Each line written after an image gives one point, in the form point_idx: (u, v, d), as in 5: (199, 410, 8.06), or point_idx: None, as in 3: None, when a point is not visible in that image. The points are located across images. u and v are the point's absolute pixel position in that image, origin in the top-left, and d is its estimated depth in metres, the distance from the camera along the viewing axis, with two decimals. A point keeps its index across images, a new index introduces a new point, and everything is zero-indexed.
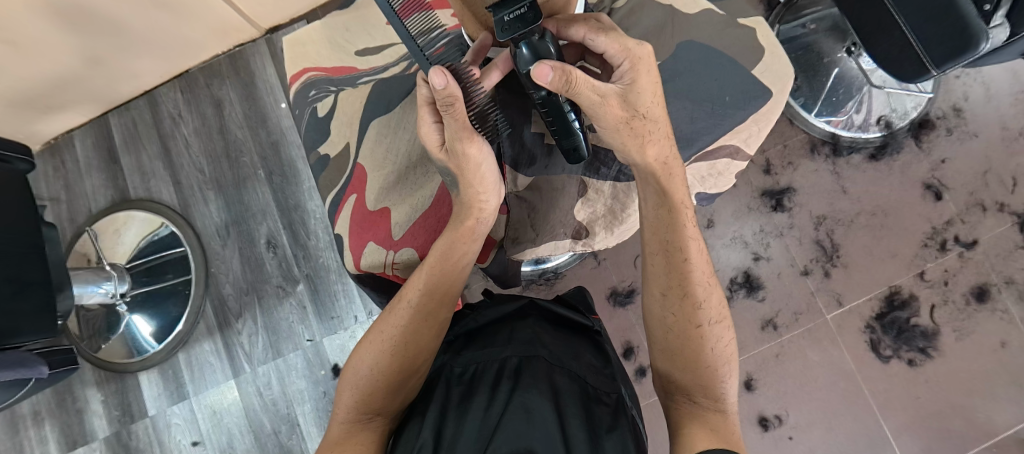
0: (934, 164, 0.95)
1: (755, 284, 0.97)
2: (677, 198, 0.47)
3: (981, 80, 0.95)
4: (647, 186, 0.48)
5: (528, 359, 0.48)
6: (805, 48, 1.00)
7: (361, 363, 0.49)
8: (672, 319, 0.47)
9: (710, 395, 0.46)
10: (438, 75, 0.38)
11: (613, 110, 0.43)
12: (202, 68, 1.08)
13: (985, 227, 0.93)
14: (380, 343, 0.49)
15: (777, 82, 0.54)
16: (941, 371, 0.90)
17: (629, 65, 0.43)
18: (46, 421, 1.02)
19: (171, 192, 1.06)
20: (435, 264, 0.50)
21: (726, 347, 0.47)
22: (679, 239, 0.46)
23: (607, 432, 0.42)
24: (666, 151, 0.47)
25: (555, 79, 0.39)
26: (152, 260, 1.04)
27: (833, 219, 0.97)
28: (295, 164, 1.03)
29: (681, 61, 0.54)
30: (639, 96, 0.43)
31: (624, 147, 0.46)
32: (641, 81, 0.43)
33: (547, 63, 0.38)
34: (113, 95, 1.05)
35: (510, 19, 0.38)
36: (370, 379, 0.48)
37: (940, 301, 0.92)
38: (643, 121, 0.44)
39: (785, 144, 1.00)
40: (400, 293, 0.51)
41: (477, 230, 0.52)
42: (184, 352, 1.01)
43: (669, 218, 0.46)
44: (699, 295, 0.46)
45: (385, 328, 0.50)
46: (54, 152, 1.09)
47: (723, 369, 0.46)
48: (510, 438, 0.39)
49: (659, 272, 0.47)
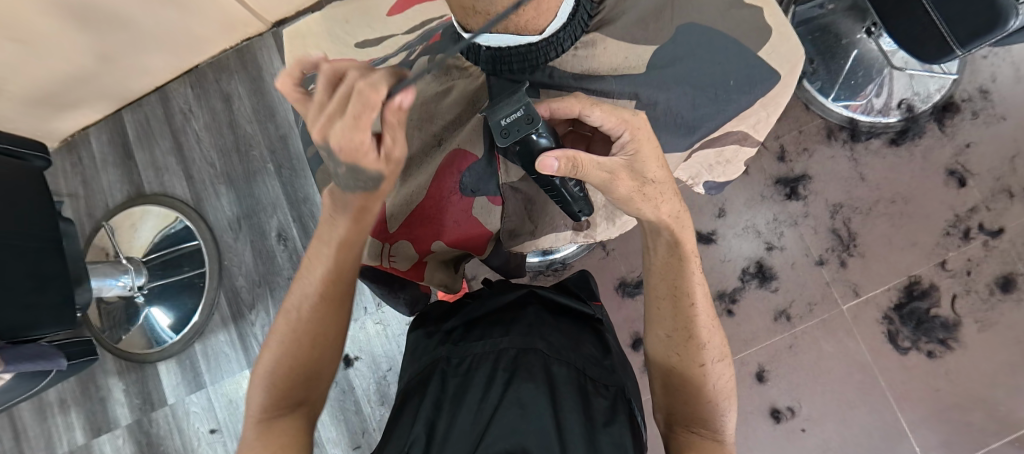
0: (957, 149, 0.92)
1: (769, 274, 0.95)
2: (688, 248, 0.46)
3: (1010, 60, 0.91)
4: (658, 237, 0.46)
5: (525, 350, 0.47)
6: (822, 29, 0.96)
7: (269, 352, 0.43)
8: (675, 359, 0.46)
9: (709, 427, 0.46)
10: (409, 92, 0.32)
11: (622, 183, 0.41)
12: (210, 63, 1.08)
13: (1011, 214, 0.89)
14: (288, 333, 0.43)
15: (784, 65, 0.50)
16: (962, 362, 0.87)
17: (629, 136, 0.41)
18: (72, 409, 1.06)
19: (184, 187, 1.08)
20: (344, 256, 0.42)
21: (726, 383, 0.47)
22: (687, 284, 0.45)
23: (603, 427, 0.42)
24: (676, 206, 0.45)
25: (562, 166, 0.39)
26: (168, 253, 1.06)
27: (850, 207, 0.94)
28: (303, 158, 1.03)
29: (682, 45, 0.48)
30: (643, 164, 0.42)
31: (638, 210, 0.43)
32: (643, 150, 0.42)
33: (552, 154, 0.38)
34: (125, 92, 1.06)
35: (504, 125, 0.39)
36: (282, 372, 0.43)
37: (962, 291, 0.89)
38: (654, 185, 0.42)
39: (801, 130, 0.97)
40: (303, 280, 0.43)
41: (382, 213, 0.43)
42: (201, 342, 1.04)
43: (678, 266, 0.45)
44: (704, 337, 0.46)
45: (294, 313, 0.43)
46: (70, 149, 1.11)
47: (723, 403, 0.47)
48: (503, 436, 0.39)
49: (664, 314, 0.46)
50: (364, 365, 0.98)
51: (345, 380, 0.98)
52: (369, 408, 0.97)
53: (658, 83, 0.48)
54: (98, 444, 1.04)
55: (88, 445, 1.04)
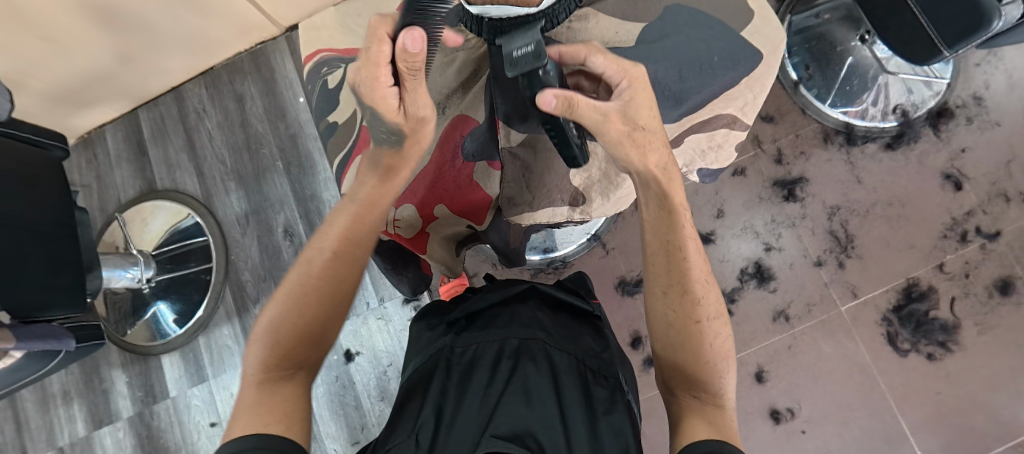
0: (953, 153, 0.93)
1: (767, 275, 0.96)
2: (678, 203, 0.45)
3: (1003, 68, 0.93)
4: (648, 191, 0.46)
5: (527, 341, 0.49)
6: (817, 37, 0.99)
7: (276, 305, 0.44)
8: (673, 315, 0.45)
9: (708, 391, 0.45)
10: (416, 44, 0.35)
11: (614, 126, 0.42)
12: (225, 65, 1.12)
13: (1008, 218, 0.90)
14: (297, 290, 0.44)
15: (768, 44, 0.51)
16: (962, 366, 0.87)
17: (626, 84, 0.43)
18: (74, 400, 1.07)
19: (194, 183, 1.11)
20: (368, 208, 0.46)
21: (723, 343, 0.46)
22: (678, 238, 0.45)
23: (605, 414, 0.43)
24: (665, 157, 0.45)
25: (559, 106, 0.40)
26: (177, 248, 1.08)
27: (847, 209, 0.95)
28: (312, 156, 1.06)
29: (669, 22, 0.53)
30: (637, 109, 0.42)
31: (626, 158, 0.44)
32: (638, 98, 0.43)
33: (552, 92, 0.40)
34: (141, 91, 1.10)
35: (517, 56, 0.42)
36: (291, 325, 0.43)
37: (960, 294, 0.89)
38: (643, 132, 0.43)
39: (798, 134, 0.99)
40: (325, 229, 0.45)
41: (403, 175, 0.48)
42: (204, 335, 1.05)
43: (668, 219, 0.45)
44: (699, 292, 0.45)
45: (303, 273, 0.44)
46: (87, 145, 1.15)
47: (721, 364, 0.45)
48: (509, 419, 0.40)
49: (659, 271, 0.46)
50: (364, 361, 0.99)
51: (345, 375, 0.99)
52: (369, 404, 0.97)
53: (648, 55, 0.51)
54: (99, 436, 1.05)
55: (89, 437, 1.05)
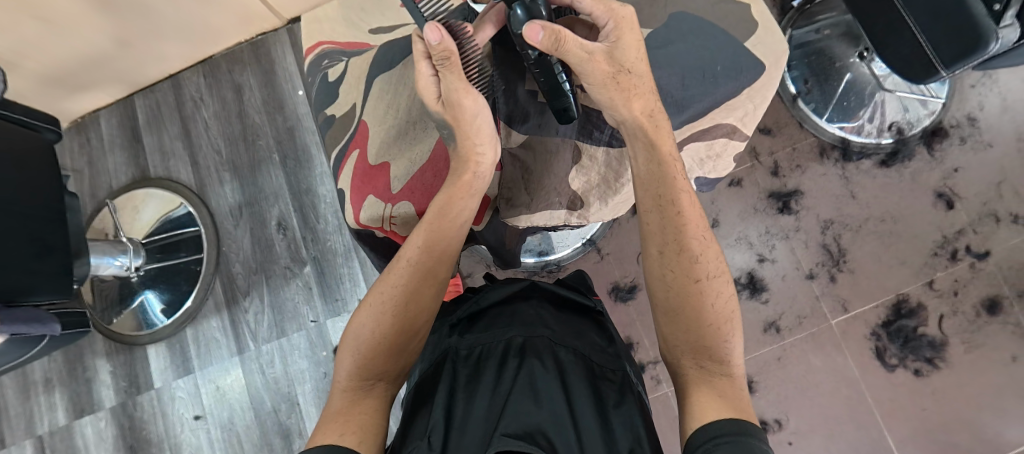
0: (946, 172, 0.94)
1: (759, 286, 0.96)
2: (667, 150, 0.46)
3: (998, 90, 0.94)
4: (636, 142, 0.47)
5: (531, 338, 0.49)
6: (817, 52, 0.99)
7: (362, 320, 0.47)
8: (671, 275, 0.45)
9: (713, 358, 0.43)
10: (433, 31, 0.41)
11: (599, 67, 0.45)
12: (224, 54, 1.11)
13: (998, 238, 0.91)
14: (379, 305, 0.47)
15: (769, 55, 0.53)
16: (949, 383, 0.88)
17: (613, 25, 0.45)
18: (56, 388, 1.05)
19: (188, 172, 1.10)
20: (445, 225, 0.49)
21: (726, 303, 0.44)
22: (672, 192, 0.45)
23: (614, 408, 0.43)
24: (652, 104, 0.47)
25: (547, 39, 0.42)
26: (168, 237, 1.07)
27: (840, 224, 0.96)
28: (309, 149, 1.06)
29: (674, 29, 0.53)
30: (624, 52, 0.45)
31: (611, 102, 0.46)
32: (625, 39, 0.45)
33: (538, 24, 0.42)
34: (139, 77, 1.09)
35: None
36: (375, 339, 0.46)
37: (949, 311, 0.90)
38: (628, 76, 0.46)
39: (794, 147, 0.99)
40: (407, 248, 0.49)
41: (474, 185, 0.50)
42: (192, 326, 1.04)
43: (660, 171, 0.45)
44: (696, 249, 0.44)
45: (385, 287, 0.48)
46: (80, 130, 1.13)
47: (726, 327, 0.44)
48: (519, 417, 0.41)
49: (654, 230, 0.46)
50: None
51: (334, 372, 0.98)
52: None
53: (652, 60, 0.51)
54: (80, 426, 1.03)
55: (69, 426, 1.03)
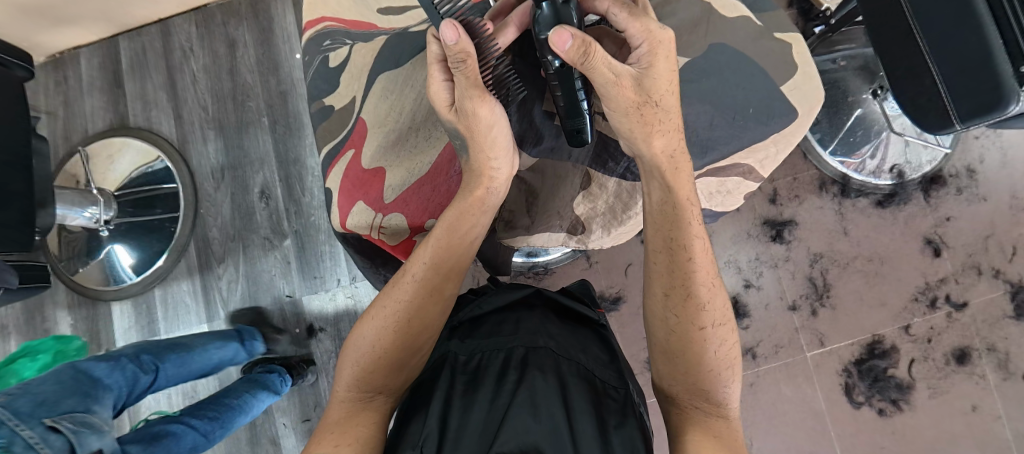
0: (937, 220, 0.95)
1: (742, 311, 0.97)
2: (683, 194, 0.44)
3: (1001, 144, 0.94)
4: (652, 180, 0.45)
5: (533, 349, 0.49)
6: (832, 83, 0.97)
7: (364, 332, 0.47)
8: (674, 321, 0.43)
9: (710, 401, 0.43)
10: (450, 29, 0.37)
11: (625, 93, 0.41)
12: (220, 5, 1.05)
13: (976, 291, 0.92)
14: (381, 320, 0.46)
15: (804, 103, 0.52)
16: (909, 425, 0.90)
17: (647, 48, 0.42)
18: (13, 336, 1.01)
19: (170, 125, 1.04)
20: (455, 240, 0.47)
21: (729, 349, 0.44)
22: (686, 235, 0.42)
23: (615, 429, 0.43)
24: (674, 144, 0.44)
25: (573, 48, 0.38)
26: (142, 192, 1.01)
27: (829, 259, 0.97)
28: (301, 116, 1.01)
29: (713, 61, 0.51)
30: (653, 82, 0.42)
31: (630, 134, 0.43)
32: (657, 67, 0.42)
33: (568, 30, 0.38)
34: (125, 19, 1.02)
35: None
36: (375, 354, 0.45)
37: (920, 357, 0.92)
38: (654, 109, 0.42)
39: (795, 177, 0.99)
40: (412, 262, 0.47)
41: (486, 201, 0.48)
42: (161, 288, 1.01)
43: (674, 214, 0.43)
44: (703, 296, 0.43)
45: (387, 302, 0.46)
46: (57, 66, 1.07)
47: (726, 373, 0.44)
48: (516, 435, 0.40)
49: (660, 271, 0.44)
50: (327, 338, 0.96)
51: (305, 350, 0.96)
52: (325, 382, 0.95)
53: (685, 95, 0.51)
54: None
55: None
